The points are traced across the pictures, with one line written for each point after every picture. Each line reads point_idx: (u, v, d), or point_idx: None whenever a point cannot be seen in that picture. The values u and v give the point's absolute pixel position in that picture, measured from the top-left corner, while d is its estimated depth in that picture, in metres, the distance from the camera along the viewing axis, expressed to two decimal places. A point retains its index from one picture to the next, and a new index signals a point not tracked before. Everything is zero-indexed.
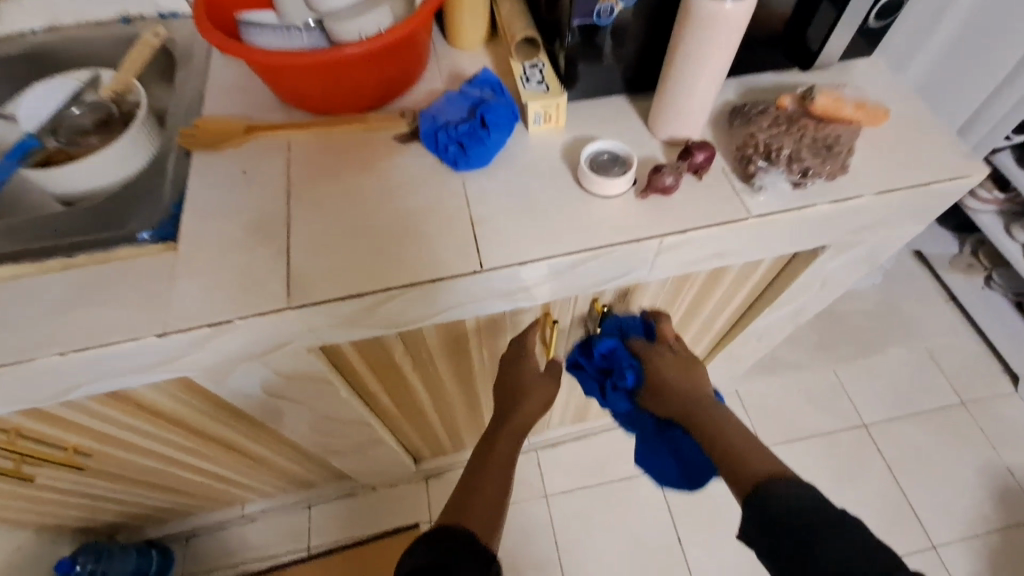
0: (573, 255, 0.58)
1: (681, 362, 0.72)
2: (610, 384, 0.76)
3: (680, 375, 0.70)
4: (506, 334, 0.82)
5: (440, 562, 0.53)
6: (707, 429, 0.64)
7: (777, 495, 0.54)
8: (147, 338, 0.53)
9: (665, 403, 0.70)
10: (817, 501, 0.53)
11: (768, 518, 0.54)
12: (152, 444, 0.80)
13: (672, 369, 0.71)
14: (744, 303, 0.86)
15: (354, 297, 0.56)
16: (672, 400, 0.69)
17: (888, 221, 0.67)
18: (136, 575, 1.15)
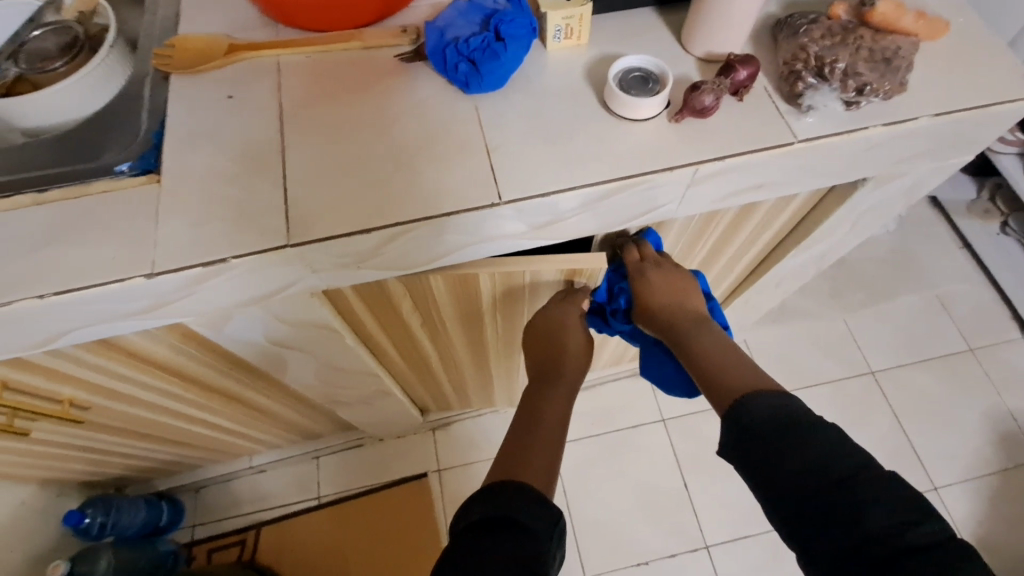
0: (602, 184, 0.53)
1: (666, 277, 0.65)
2: (609, 312, 0.73)
3: (662, 295, 0.64)
4: (525, 306, 0.78)
5: (499, 517, 0.53)
6: (699, 362, 0.59)
7: (752, 408, 0.52)
8: (134, 279, 0.48)
9: (653, 326, 0.66)
10: (792, 410, 0.51)
11: (742, 431, 0.52)
12: (152, 394, 0.77)
13: (654, 289, 0.64)
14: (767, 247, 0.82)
15: (360, 234, 0.51)
16: (654, 326, 0.65)
17: (935, 149, 0.62)
18: (146, 527, 1.14)
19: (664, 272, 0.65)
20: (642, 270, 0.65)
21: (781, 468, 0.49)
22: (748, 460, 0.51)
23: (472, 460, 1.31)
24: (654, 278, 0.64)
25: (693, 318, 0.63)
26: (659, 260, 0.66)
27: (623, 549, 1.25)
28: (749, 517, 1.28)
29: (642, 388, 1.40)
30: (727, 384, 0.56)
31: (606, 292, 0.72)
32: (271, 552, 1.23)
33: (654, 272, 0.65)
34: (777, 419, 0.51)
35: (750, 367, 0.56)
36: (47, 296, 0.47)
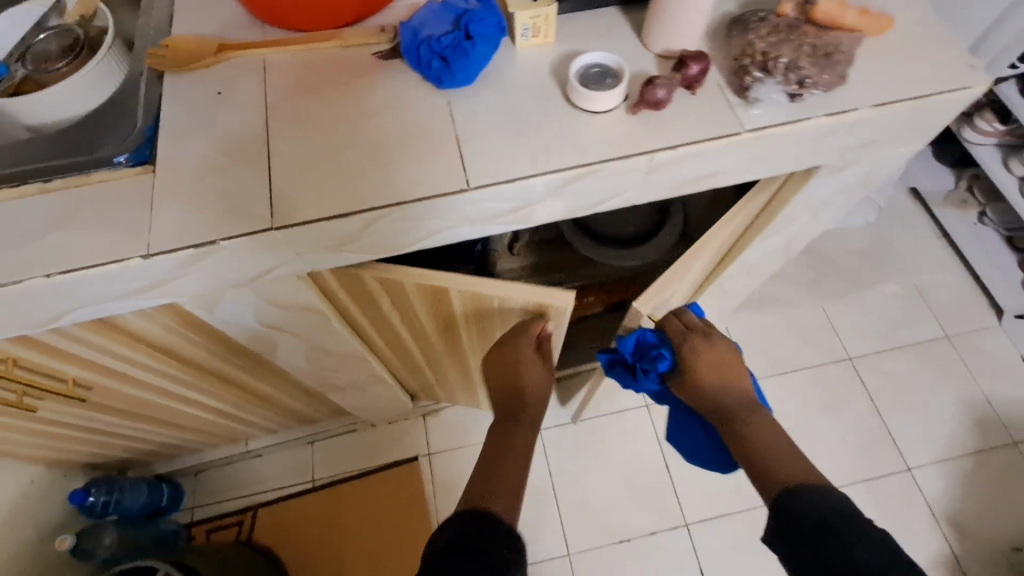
0: (564, 171, 0.57)
1: (712, 356, 0.79)
2: (641, 368, 0.83)
3: (706, 370, 0.78)
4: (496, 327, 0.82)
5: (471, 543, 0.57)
6: (743, 433, 0.73)
7: (802, 499, 0.61)
8: (132, 260, 0.52)
9: (695, 392, 0.79)
10: (839, 509, 0.59)
11: (791, 518, 0.60)
12: (151, 375, 0.81)
13: (700, 363, 0.78)
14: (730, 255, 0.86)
15: (339, 217, 0.55)
16: (697, 397, 0.79)
17: (882, 138, 0.66)
18: (148, 507, 1.19)
19: (709, 350, 0.79)
20: (691, 342, 0.80)
21: (825, 557, 0.56)
22: (795, 544, 0.59)
23: (461, 444, 1.36)
24: (701, 353, 0.79)
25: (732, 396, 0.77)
26: (703, 337, 0.81)
27: (606, 528, 1.30)
28: (727, 498, 1.33)
29: None
30: (770, 466, 0.67)
31: (641, 352, 0.82)
32: (268, 533, 1.28)
33: (700, 348, 0.80)
34: (824, 512, 0.59)
35: (787, 447, 0.69)
36: (55, 275, 0.52)
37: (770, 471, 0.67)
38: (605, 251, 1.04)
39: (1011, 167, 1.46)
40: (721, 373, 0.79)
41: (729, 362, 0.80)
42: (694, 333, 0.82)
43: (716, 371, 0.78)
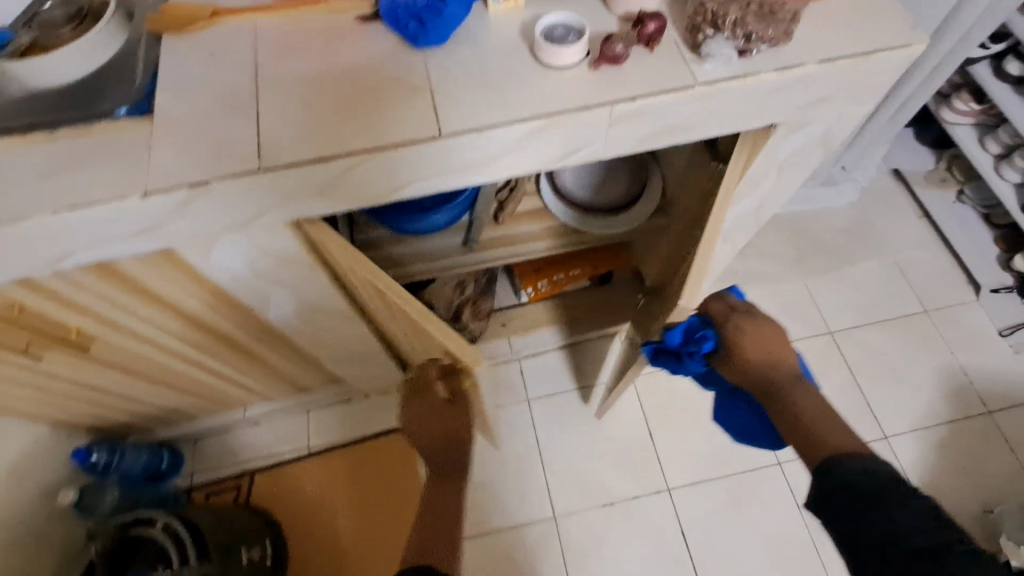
0: (531, 120, 0.61)
1: (758, 334, 0.85)
2: (689, 352, 0.93)
3: (753, 346, 0.85)
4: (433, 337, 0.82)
5: None
6: (792, 408, 0.78)
7: (847, 471, 0.68)
8: (130, 198, 0.57)
9: (741, 371, 0.86)
10: (884, 480, 0.65)
11: (836, 489, 0.67)
12: (150, 330, 0.86)
13: (745, 341, 0.85)
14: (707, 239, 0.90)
15: (321, 162, 0.59)
16: (744, 372, 0.85)
17: (832, 95, 0.71)
18: (148, 471, 1.24)
19: (755, 328, 0.87)
20: (735, 324, 0.88)
21: (868, 526, 0.63)
22: (840, 516, 0.66)
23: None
24: (746, 332, 0.86)
25: (778, 370, 0.83)
26: (747, 317, 0.89)
27: (591, 493, 1.35)
28: (709, 464, 1.37)
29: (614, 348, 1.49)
30: (818, 438, 0.74)
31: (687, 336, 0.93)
32: (266, 497, 1.33)
33: (744, 327, 0.87)
34: (867, 478, 0.66)
35: (832, 420, 0.75)
36: (58, 212, 0.56)
37: (821, 446, 0.73)
38: (588, 219, 1.10)
39: (986, 145, 1.50)
40: (767, 348, 0.85)
41: (774, 338, 0.86)
42: (740, 311, 0.91)
43: (763, 347, 0.84)
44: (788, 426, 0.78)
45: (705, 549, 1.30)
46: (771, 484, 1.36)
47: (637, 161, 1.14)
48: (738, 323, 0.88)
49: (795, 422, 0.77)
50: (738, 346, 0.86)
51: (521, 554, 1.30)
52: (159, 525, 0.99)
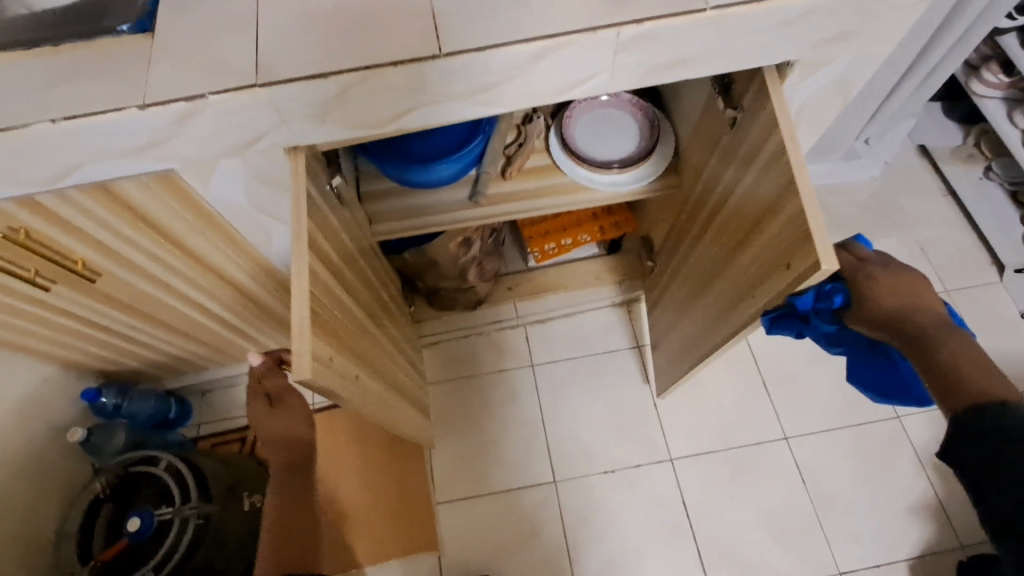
0: (534, 41, 0.59)
1: (897, 282, 0.78)
2: (819, 310, 0.84)
3: (893, 295, 0.77)
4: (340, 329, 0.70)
5: None
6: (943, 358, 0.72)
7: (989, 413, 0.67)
8: (129, 109, 0.57)
9: (881, 323, 0.77)
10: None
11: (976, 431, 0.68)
12: (155, 267, 0.87)
13: (883, 290, 0.77)
14: (720, 190, 0.88)
15: (318, 78, 0.58)
16: (884, 324, 0.77)
17: (850, 30, 0.68)
18: (156, 417, 1.26)
19: (895, 278, 0.78)
20: (870, 274, 0.80)
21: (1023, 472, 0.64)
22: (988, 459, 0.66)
23: (470, 374, 1.42)
24: (883, 282, 0.78)
25: (923, 317, 0.75)
26: (882, 266, 0.81)
27: (591, 459, 1.34)
28: (713, 436, 1.36)
29: (619, 316, 1.46)
30: (970, 385, 0.70)
31: (817, 296, 0.83)
32: None
33: (879, 276, 0.79)
34: (1010, 426, 0.66)
35: (982, 367, 0.71)
36: (57, 120, 0.57)
37: (971, 393, 0.69)
38: (599, 179, 1.08)
39: (1015, 119, 1.44)
40: (909, 297, 0.77)
41: (915, 286, 0.78)
42: (870, 259, 0.83)
43: (904, 295, 0.77)
44: (937, 378, 0.72)
45: (706, 519, 1.29)
46: (776, 458, 1.33)
47: (647, 117, 1.10)
48: (872, 273, 0.80)
49: (948, 372, 0.71)
50: (878, 296, 0.77)
51: (518, 516, 1.29)
52: (163, 464, 1.00)
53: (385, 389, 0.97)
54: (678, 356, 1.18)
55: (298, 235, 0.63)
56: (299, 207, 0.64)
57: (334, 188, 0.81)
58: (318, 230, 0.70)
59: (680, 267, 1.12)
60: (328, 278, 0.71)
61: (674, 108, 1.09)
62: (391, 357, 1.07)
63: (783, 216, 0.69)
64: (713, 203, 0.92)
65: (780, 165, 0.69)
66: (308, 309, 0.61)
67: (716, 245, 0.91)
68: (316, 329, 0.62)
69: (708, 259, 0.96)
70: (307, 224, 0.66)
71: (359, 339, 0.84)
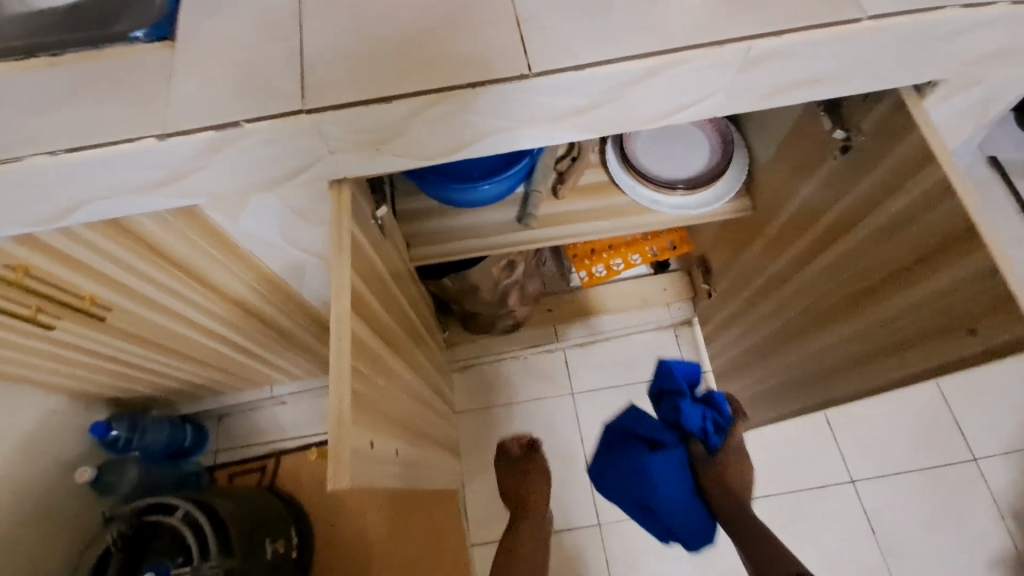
0: (644, 59, 0.48)
1: (740, 475, 1.12)
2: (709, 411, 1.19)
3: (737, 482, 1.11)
4: (384, 398, 0.59)
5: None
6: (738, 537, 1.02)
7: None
8: (146, 140, 0.47)
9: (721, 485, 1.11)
10: None
11: None
12: (173, 303, 0.77)
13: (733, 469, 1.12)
14: (824, 223, 0.76)
15: (377, 104, 0.47)
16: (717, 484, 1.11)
17: (1012, 46, 0.56)
18: (170, 447, 1.17)
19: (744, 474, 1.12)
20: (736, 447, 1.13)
21: None
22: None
23: (506, 402, 1.32)
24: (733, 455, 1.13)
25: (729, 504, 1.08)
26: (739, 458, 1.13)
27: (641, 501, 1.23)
28: (773, 477, 1.25)
29: (667, 341, 1.36)
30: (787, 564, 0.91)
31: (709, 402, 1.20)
32: (290, 479, 1.25)
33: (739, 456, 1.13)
34: None
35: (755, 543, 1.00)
36: (60, 153, 0.47)
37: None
38: (674, 195, 0.96)
39: None
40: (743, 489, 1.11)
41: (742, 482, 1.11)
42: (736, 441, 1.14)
43: (740, 488, 1.10)
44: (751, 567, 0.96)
45: None
46: (842, 505, 1.23)
47: (720, 130, 0.98)
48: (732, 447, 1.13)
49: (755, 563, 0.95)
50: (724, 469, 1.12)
51: (559, 562, 1.19)
52: (180, 513, 0.90)
53: (426, 439, 0.87)
54: (761, 395, 1.07)
55: (342, 285, 0.51)
56: (343, 249, 0.53)
57: (378, 218, 0.69)
58: (364, 275, 0.60)
59: (759, 299, 1.00)
60: (374, 331, 0.61)
61: (749, 120, 0.97)
62: (428, 397, 0.97)
63: (948, 269, 0.58)
64: (812, 237, 0.80)
65: (944, 207, 0.57)
66: (359, 377, 0.51)
67: (818, 284, 0.80)
68: (364, 404, 0.51)
69: (807, 299, 0.84)
70: (355, 271, 0.55)
71: (405, 391, 0.74)
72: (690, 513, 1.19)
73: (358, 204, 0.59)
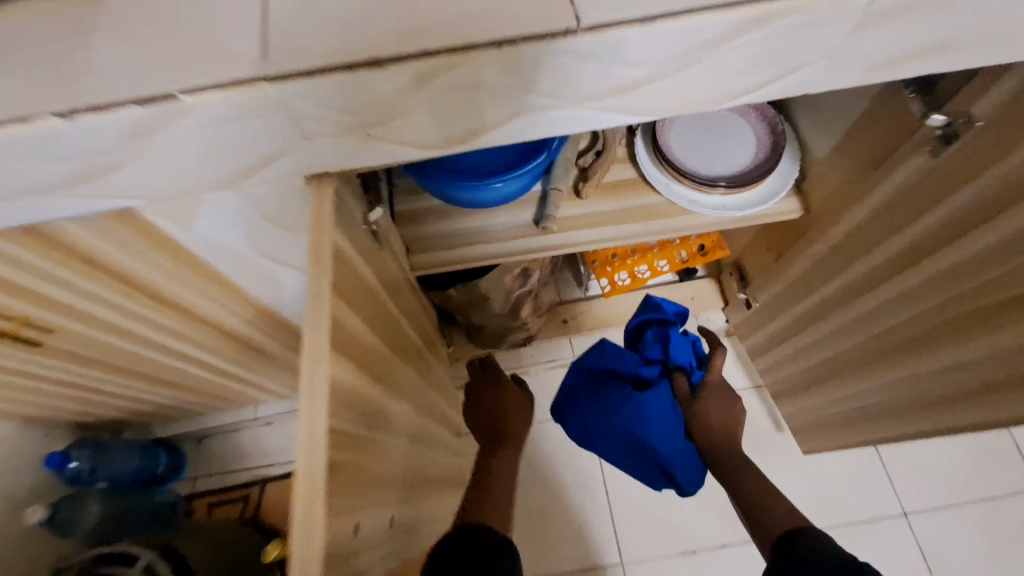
0: (735, 10, 0.35)
1: (723, 403, 0.91)
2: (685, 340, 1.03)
3: (719, 410, 0.90)
4: (376, 454, 0.48)
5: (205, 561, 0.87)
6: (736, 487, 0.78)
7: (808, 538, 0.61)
8: (42, 119, 0.33)
9: (705, 416, 0.90)
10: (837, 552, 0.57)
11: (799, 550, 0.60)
12: (126, 321, 0.64)
13: (714, 399, 0.91)
14: (927, 231, 0.66)
15: (365, 68, 0.34)
16: (700, 420, 0.89)
17: None
18: (138, 475, 1.05)
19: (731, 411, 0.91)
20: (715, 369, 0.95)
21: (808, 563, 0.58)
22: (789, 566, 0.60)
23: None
24: (715, 384, 0.93)
25: (723, 440, 0.87)
26: (720, 387, 0.93)
27: (667, 534, 1.12)
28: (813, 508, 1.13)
29: None
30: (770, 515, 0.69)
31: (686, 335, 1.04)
32: (277, 510, 1.13)
33: (718, 392, 0.92)
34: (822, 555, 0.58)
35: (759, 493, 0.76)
36: None
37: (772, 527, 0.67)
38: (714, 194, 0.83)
39: None
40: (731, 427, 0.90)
41: (730, 422, 0.90)
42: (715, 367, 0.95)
43: (724, 417, 0.90)
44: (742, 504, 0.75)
45: None
46: (893, 539, 1.10)
47: (767, 120, 0.84)
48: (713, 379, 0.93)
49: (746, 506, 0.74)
50: (707, 394, 0.91)
51: None
52: (141, 564, 0.77)
53: (425, 481, 0.75)
54: (842, 418, 0.97)
55: (319, 314, 0.38)
56: (322, 269, 0.40)
57: (370, 223, 0.56)
58: (350, 297, 0.46)
59: (825, 313, 0.89)
60: (364, 367, 0.48)
61: (802, 110, 0.84)
62: (430, 426, 0.84)
63: None
64: (908, 245, 0.69)
65: None
66: (339, 438, 0.38)
67: (927, 300, 0.69)
68: (345, 473, 0.39)
69: (909, 316, 0.73)
70: (338, 295, 0.42)
71: (403, 429, 0.62)
72: (682, 461, 1.01)
73: (344, 206, 0.47)
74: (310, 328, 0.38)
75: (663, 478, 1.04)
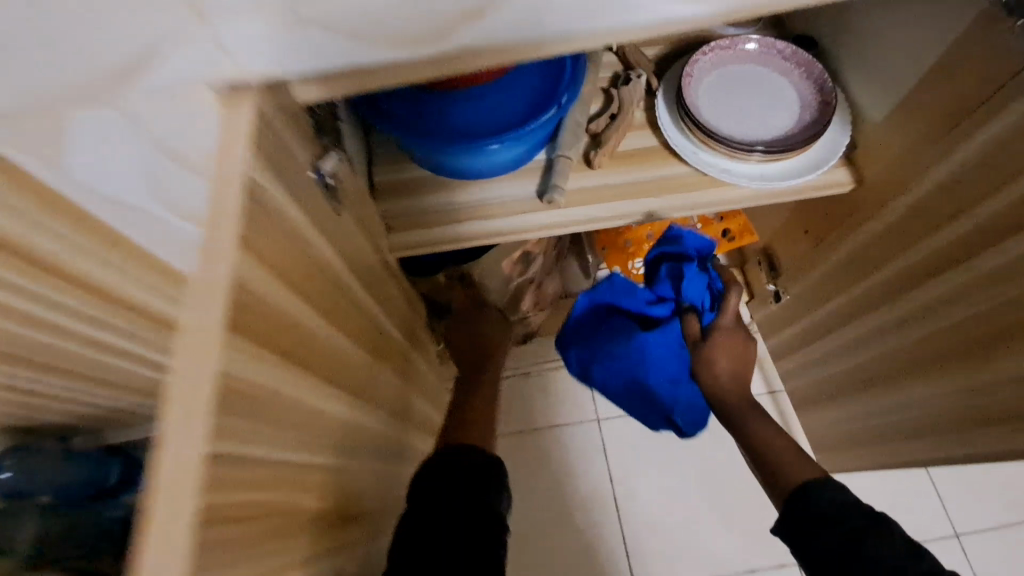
0: None
1: (736, 351, 0.80)
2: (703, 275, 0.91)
3: (733, 359, 0.79)
4: (278, 472, 0.36)
5: None
6: (743, 435, 0.72)
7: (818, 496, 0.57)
8: None
9: (711, 367, 0.79)
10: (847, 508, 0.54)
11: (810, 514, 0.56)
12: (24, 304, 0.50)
13: (725, 346, 0.80)
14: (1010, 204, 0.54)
15: None
16: (706, 368, 0.80)
17: None
18: (81, 487, 0.90)
19: (745, 356, 0.81)
20: (733, 315, 0.83)
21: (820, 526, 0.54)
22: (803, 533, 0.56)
23: (517, 428, 1.10)
24: (727, 331, 0.82)
25: (732, 390, 0.77)
26: (732, 333, 0.82)
27: (683, 553, 1.02)
28: None
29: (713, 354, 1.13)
30: (775, 468, 0.65)
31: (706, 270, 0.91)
32: None
33: (729, 338, 0.81)
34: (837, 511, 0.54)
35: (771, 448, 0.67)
36: None
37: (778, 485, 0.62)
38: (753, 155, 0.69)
39: None
40: (743, 375, 0.79)
41: (742, 367, 0.80)
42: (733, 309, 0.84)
43: (736, 365, 0.79)
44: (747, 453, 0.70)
45: None
46: None
47: (812, 78, 0.71)
48: (725, 323, 0.83)
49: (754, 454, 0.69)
50: (720, 340, 0.81)
51: None
52: None
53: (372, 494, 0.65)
54: (885, 430, 0.85)
55: (218, 287, 0.27)
56: (222, 221, 0.27)
57: (324, 173, 0.42)
58: (285, 268, 0.34)
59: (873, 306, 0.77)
60: (291, 362, 0.36)
61: (852, 67, 0.72)
62: (400, 434, 0.74)
63: None
64: (987, 222, 0.57)
65: None
66: (225, 461, 0.28)
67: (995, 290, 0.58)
68: (230, 508, 0.29)
69: (976, 309, 0.61)
70: (259, 260, 0.30)
71: (347, 443, 0.51)
72: (683, 405, 1.03)
73: (281, 144, 0.34)
74: (189, 303, 0.26)
75: (664, 420, 1.06)
